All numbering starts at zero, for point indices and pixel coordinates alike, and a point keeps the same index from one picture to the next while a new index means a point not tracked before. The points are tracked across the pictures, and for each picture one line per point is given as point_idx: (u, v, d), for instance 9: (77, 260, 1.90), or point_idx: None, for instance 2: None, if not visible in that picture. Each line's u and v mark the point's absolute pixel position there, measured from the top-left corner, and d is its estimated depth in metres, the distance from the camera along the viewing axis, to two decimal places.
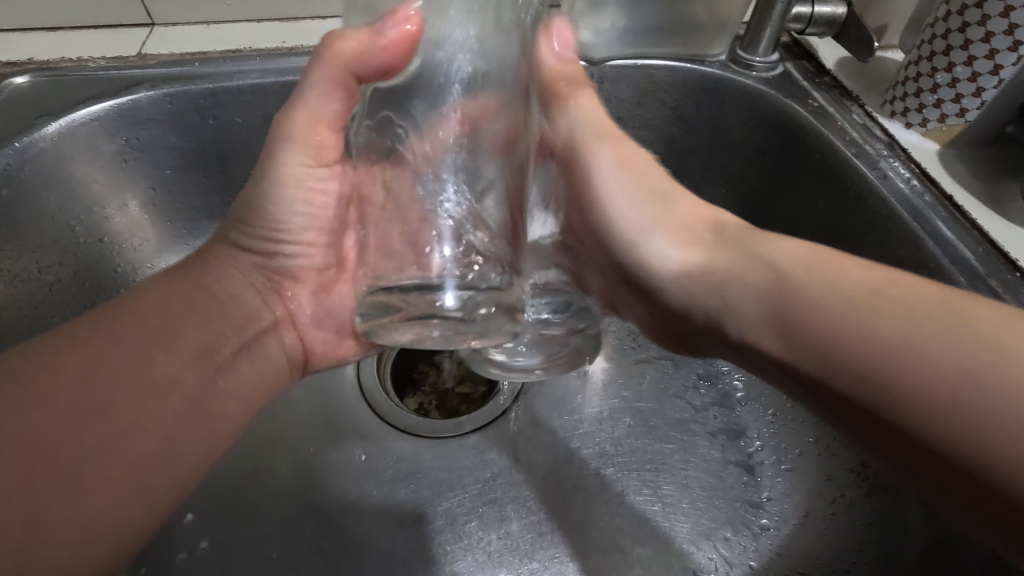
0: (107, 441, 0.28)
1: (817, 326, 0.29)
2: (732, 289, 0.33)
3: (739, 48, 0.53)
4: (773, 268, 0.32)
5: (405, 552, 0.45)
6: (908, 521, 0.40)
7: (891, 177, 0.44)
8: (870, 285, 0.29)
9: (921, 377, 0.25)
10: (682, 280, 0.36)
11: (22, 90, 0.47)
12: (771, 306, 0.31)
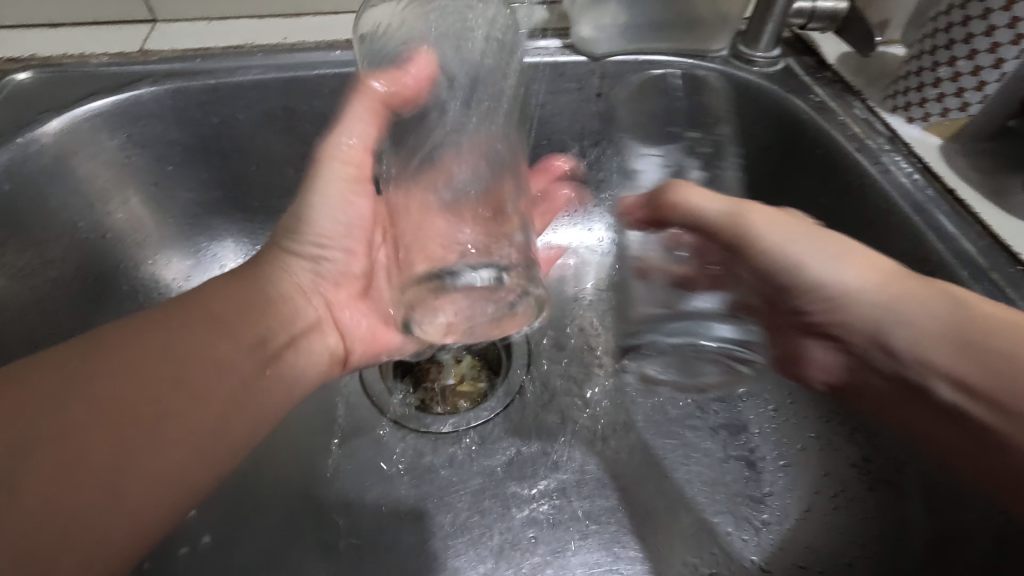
0: (173, 412, 0.33)
1: (1000, 350, 0.33)
2: (911, 311, 0.36)
3: (741, 43, 0.52)
4: (940, 296, 0.35)
5: (407, 546, 0.46)
6: (911, 517, 0.42)
7: (892, 172, 0.44)
8: (1002, 316, 0.34)
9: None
10: (851, 299, 0.37)
11: (24, 86, 0.47)
12: (944, 330, 0.35)
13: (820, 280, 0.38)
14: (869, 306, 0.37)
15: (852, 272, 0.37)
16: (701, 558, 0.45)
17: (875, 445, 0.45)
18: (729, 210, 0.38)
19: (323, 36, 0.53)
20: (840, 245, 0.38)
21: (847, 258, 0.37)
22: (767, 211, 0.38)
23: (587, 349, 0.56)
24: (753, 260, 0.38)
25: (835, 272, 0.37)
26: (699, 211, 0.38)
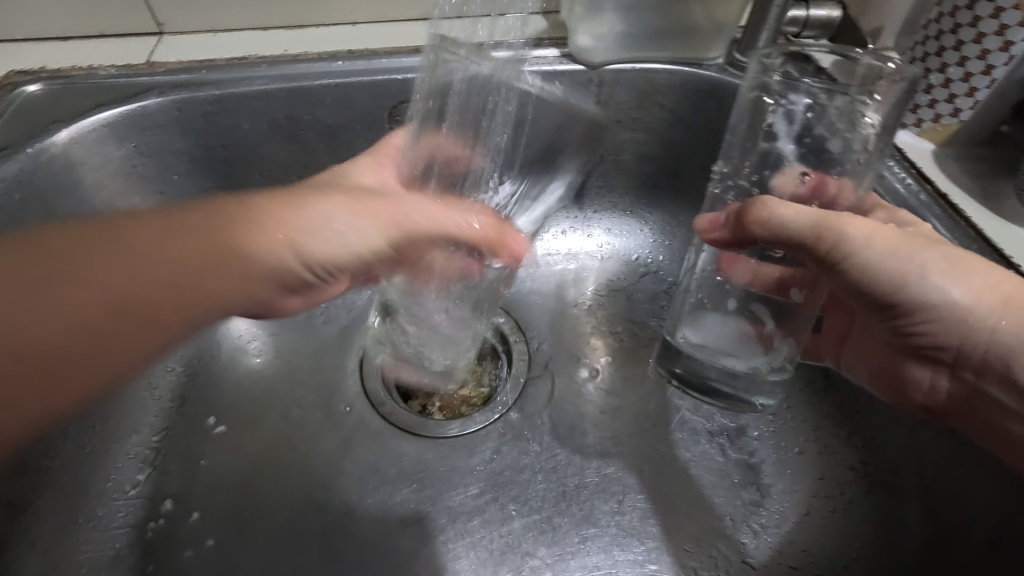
0: (39, 364, 0.30)
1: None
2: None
3: (736, 51, 0.53)
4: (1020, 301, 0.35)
5: (407, 549, 0.46)
6: (909, 518, 0.43)
7: (888, 178, 0.44)
8: None
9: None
10: (967, 318, 0.35)
11: (34, 98, 0.49)
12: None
13: (924, 293, 0.35)
14: (967, 322, 0.36)
15: (963, 289, 0.35)
16: (699, 561, 0.45)
17: (872, 447, 0.46)
18: (819, 223, 0.35)
19: (325, 48, 0.54)
20: (942, 252, 0.35)
21: (960, 272, 0.35)
22: (867, 222, 0.35)
23: (589, 353, 0.56)
24: (850, 272, 0.35)
25: (942, 286, 0.35)
26: (786, 226, 0.35)
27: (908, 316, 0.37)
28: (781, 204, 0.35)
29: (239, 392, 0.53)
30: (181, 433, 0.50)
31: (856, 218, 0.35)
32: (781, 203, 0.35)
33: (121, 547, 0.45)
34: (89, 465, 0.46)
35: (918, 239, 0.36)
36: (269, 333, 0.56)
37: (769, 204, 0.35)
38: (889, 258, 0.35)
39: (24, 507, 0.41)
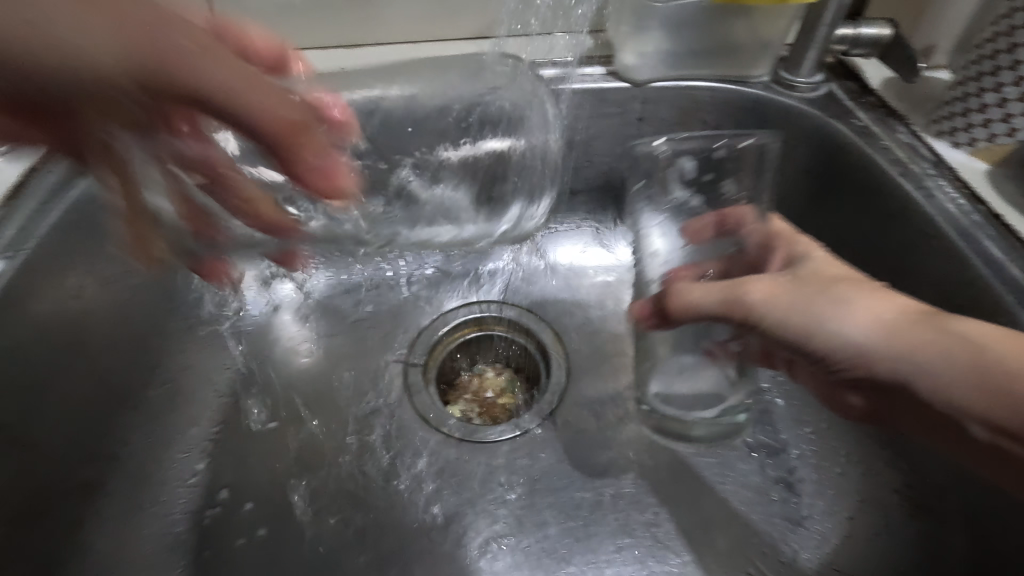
0: None
1: (996, 384, 0.31)
2: (921, 360, 0.33)
3: (783, 69, 0.54)
4: (916, 322, 0.34)
5: (447, 548, 0.47)
6: (955, 546, 0.41)
7: (937, 197, 0.44)
8: (946, 352, 0.32)
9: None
10: (876, 358, 0.34)
11: None
12: (965, 376, 0.32)
13: (833, 340, 0.35)
14: (880, 360, 0.34)
15: (860, 329, 0.34)
16: None
17: (918, 471, 0.45)
18: (726, 301, 0.37)
19: (380, 65, 0.56)
20: (827, 296, 0.35)
21: (846, 313, 0.35)
22: (763, 282, 0.37)
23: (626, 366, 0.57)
24: (769, 328, 0.36)
25: (844, 330, 0.35)
26: (696, 308, 0.38)
27: (835, 365, 0.36)
28: (689, 287, 0.39)
29: (289, 390, 0.56)
30: (232, 425, 0.53)
31: (752, 282, 0.37)
32: (687, 286, 0.39)
33: (181, 532, 0.47)
34: (154, 454, 0.50)
35: (813, 285, 0.36)
36: (318, 336, 0.59)
37: (684, 290, 0.39)
38: (798, 312, 0.35)
39: (97, 489, 0.46)
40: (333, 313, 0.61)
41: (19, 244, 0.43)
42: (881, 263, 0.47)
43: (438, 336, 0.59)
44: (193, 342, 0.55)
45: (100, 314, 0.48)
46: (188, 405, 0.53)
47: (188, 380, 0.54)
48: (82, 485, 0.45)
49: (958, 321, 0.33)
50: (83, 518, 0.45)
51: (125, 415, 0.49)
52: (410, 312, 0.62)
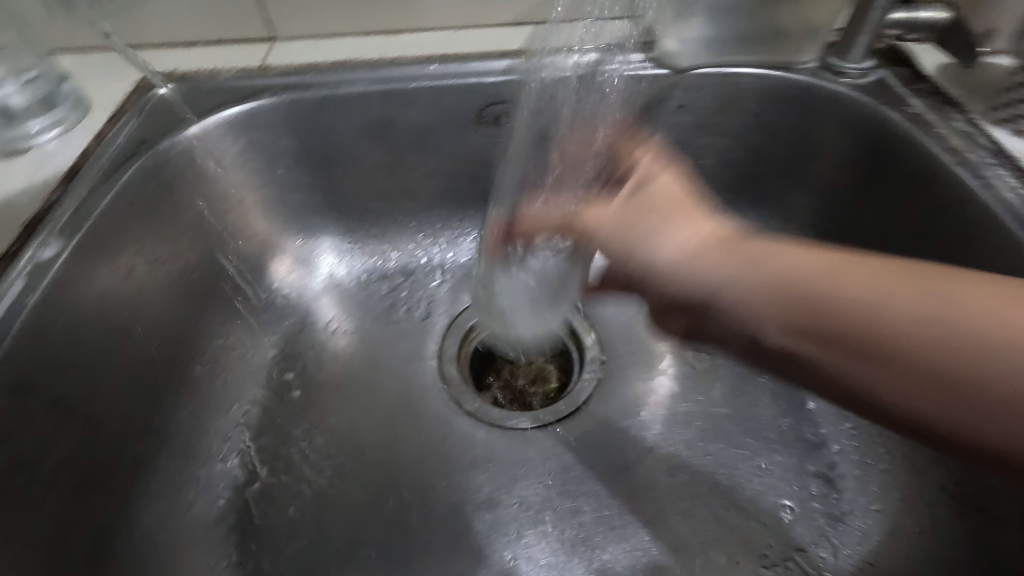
0: None
1: (805, 293, 0.29)
2: (722, 277, 0.31)
3: (832, 54, 0.52)
4: (734, 246, 0.32)
5: (480, 531, 0.48)
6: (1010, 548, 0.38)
7: (996, 187, 0.42)
8: (824, 265, 0.30)
9: (900, 324, 0.27)
10: (685, 279, 0.32)
11: (166, 98, 0.54)
12: (764, 285, 0.30)
13: (647, 266, 0.34)
14: (691, 282, 0.32)
15: (675, 251, 0.33)
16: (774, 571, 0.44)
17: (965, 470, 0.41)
18: (573, 229, 0.41)
19: (417, 52, 0.57)
20: (664, 215, 0.34)
21: (669, 234, 0.34)
22: (608, 211, 0.37)
23: (657, 359, 0.57)
24: (610, 251, 0.36)
25: (660, 250, 0.33)
26: (542, 225, 0.44)
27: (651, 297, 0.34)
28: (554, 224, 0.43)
29: (326, 370, 0.57)
30: (271, 402, 0.55)
31: (597, 213, 0.38)
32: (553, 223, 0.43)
33: (222, 508, 0.48)
34: (198, 431, 0.51)
35: (656, 205, 0.35)
36: (353, 319, 0.61)
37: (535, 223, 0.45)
38: (620, 238, 0.35)
39: (148, 464, 0.47)
40: (368, 296, 0.62)
41: (75, 225, 0.44)
42: (931, 255, 0.47)
43: (472, 322, 0.60)
44: (233, 322, 0.57)
45: (151, 295, 0.49)
46: (227, 385, 0.54)
47: (228, 360, 0.55)
48: (133, 459, 0.46)
49: (763, 243, 0.32)
50: (134, 491, 0.45)
51: (171, 393, 0.50)
52: (441, 298, 0.62)
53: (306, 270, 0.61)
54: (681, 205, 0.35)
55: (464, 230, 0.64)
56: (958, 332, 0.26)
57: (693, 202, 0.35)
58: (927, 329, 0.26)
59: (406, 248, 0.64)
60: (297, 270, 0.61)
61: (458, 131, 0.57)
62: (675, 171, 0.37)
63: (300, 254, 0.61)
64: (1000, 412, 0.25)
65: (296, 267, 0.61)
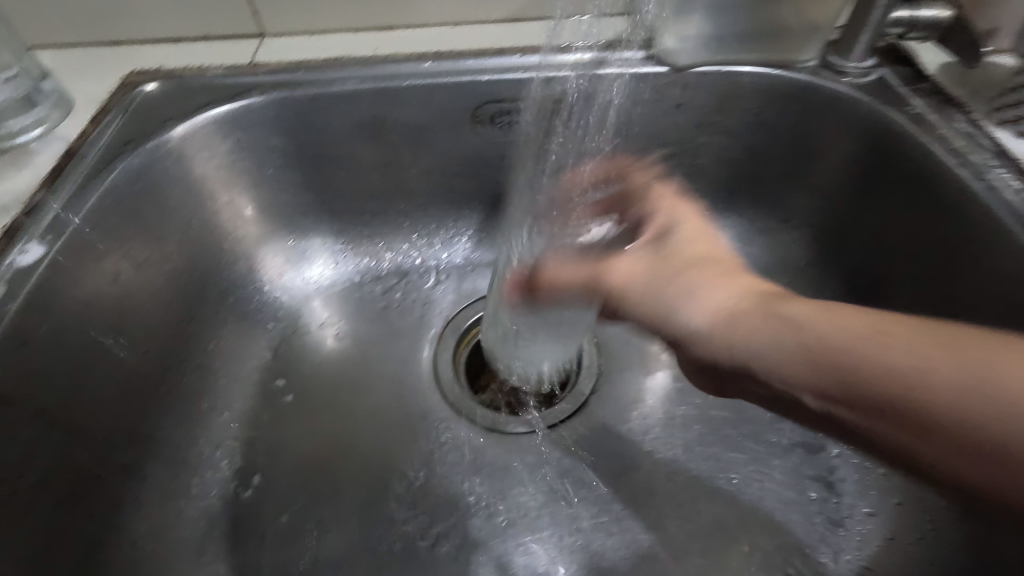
0: None
1: (842, 359, 0.28)
2: (755, 346, 0.31)
3: (831, 54, 0.52)
4: (767, 310, 0.32)
5: (477, 538, 0.47)
6: (1012, 554, 0.37)
7: (999, 189, 0.42)
8: (859, 330, 0.29)
9: (938, 390, 0.26)
10: (719, 345, 0.33)
11: (152, 97, 0.53)
12: (798, 354, 0.30)
13: (674, 327, 0.34)
14: (723, 347, 0.32)
15: (699, 316, 0.33)
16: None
17: None
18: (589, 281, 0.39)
19: (411, 49, 0.55)
20: (690, 273, 0.34)
21: (693, 296, 0.34)
22: (626, 263, 0.37)
23: (654, 361, 0.56)
24: (632, 313, 0.36)
25: (684, 314, 0.34)
26: (564, 285, 0.40)
27: (694, 357, 0.35)
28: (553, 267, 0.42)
29: (320, 374, 0.56)
30: (263, 408, 0.54)
31: (618, 264, 0.37)
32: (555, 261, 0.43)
33: (213, 517, 0.47)
34: (188, 438, 0.50)
35: (673, 266, 0.35)
36: (346, 322, 0.60)
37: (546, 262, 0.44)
38: (647, 300, 0.35)
39: (136, 473, 0.46)
40: (361, 299, 0.61)
41: (57, 229, 0.43)
42: (931, 256, 0.46)
43: (467, 325, 0.60)
44: (223, 326, 0.55)
45: (139, 300, 0.48)
46: (217, 391, 0.53)
47: (218, 366, 0.54)
48: (121, 468, 0.45)
49: (799, 304, 0.31)
50: (123, 501, 0.44)
51: (159, 399, 0.49)
52: (436, 299, 0.61)
53: (296, 259, 0.60)
54: (712, 263, 0.35)
55: (458, 231, 0.63)
56: (998, 391, 0.25)
57: (721, 261, 0.35)
58: (968, 390, 0.25)
59: (399, 249, 0.63)
60: (288, 259, 0.60)
61: (452, 131, 0.56)
62: (690, 221, 0.38)
63: (288, 241, 0.60)
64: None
65: (286, 259, 0.60)
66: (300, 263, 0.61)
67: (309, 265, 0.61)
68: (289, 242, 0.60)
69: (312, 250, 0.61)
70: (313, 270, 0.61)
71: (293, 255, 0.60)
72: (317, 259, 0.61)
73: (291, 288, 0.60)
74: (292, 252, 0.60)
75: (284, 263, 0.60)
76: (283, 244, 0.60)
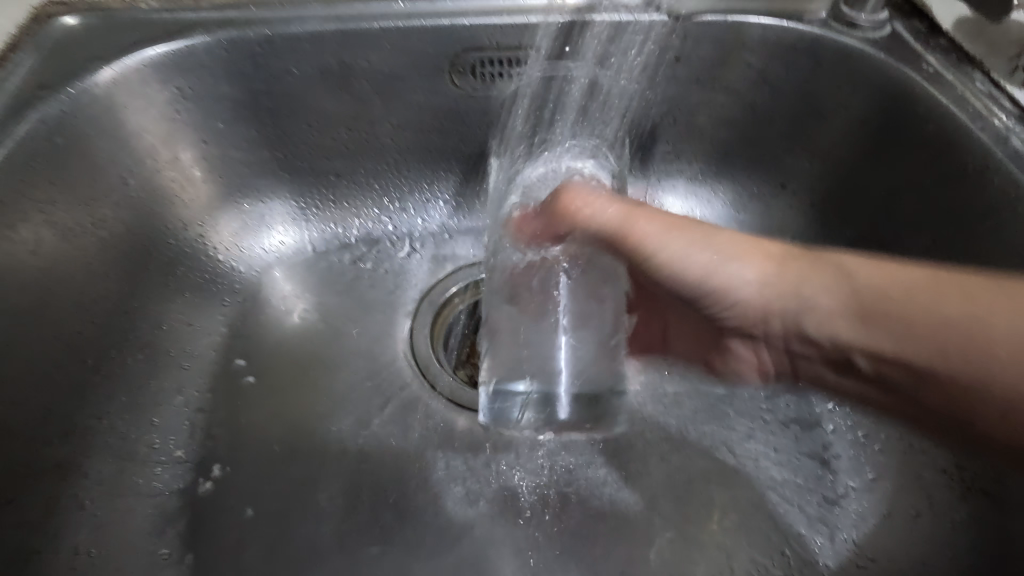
0: None
1: (897, 312, 0.33)
2: (806, 297, 0.36)
3: (843, 4, 0.48)
4: (872, 292, 0.34)
5: (461, 527, 0.44)
6: (1018, 533, 0.37)
7: (1022, 154, 0.39)
8: (925, 283, 0.33)
9: (1001, 347, 0.30)
10: (770, 296, 0.38)
11: (73, 32, 0.45)
12: (848, 305, 0.35)
13: (727, 282, 0.38)
14: (766, 301, 0.38)
15: (753, 271, 0.37)
16: (768, 555, 0.43)
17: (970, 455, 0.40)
18: (617, 220, 0.41)
19: None
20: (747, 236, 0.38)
21: (750, 253, 0.38)
22: (657, 216, 0.40)
23: None
24: (676, 275, 0.40)
25: (741, 270, 0.38)
26: (589, 221, 0.41)
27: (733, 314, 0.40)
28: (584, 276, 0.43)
29: (285, 352, 0.51)
30: (221, 391, 0.48)
31: (648, 215, 0.40)
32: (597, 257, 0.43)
33: (168, 513, 0.43)
34: (135, 427, 0.45)
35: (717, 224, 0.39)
36: (314, 296, 0.54)
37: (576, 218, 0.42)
38: (714, 257, 0.38)
39: (74, 469, 0.40)
40: (328, 269, 0.56)
41: None
42: (945, 227, 0.44)
43: (448, 295, 0.56)
44: (173, 301, 0.49)
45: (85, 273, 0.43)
46: (166, 374, 0.47)
47: (169, 346, 0.48)
48: (55, 466, 0.39)
49: (867, 269, 0.34)
50: (58, 502, 0.39)
51: (98, 385, 0.43)
52: (411, 269, 0.57)
53: (247, 221, 0.54)
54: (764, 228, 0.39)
55: (435, 195, 0.57)
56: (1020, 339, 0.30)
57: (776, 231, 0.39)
58: (993, 345, 0.30)
59: (369, 215, 0.57)
60: (236, 220, 0.53)
61: (428, 81, 0.50)
62: None
63: (240, 203, 0.53)
64: (1004, 422, 0.30)
65: (232, 220, 0.53)
66: (253, 230, 0.54)
67: (253, 231, 0.54)
68: (244, 204, 0.53)
69: (264, 208, 0.54)
70: (277, 240, 0.55)
71: (237, 212, 0.53)
72: (274, 220, 0.55)
73: (241, 256, 0.54)
74: (246, 219, 0.54)
75: (229, 225, 0.53)
76: (232, 199, 0.53)
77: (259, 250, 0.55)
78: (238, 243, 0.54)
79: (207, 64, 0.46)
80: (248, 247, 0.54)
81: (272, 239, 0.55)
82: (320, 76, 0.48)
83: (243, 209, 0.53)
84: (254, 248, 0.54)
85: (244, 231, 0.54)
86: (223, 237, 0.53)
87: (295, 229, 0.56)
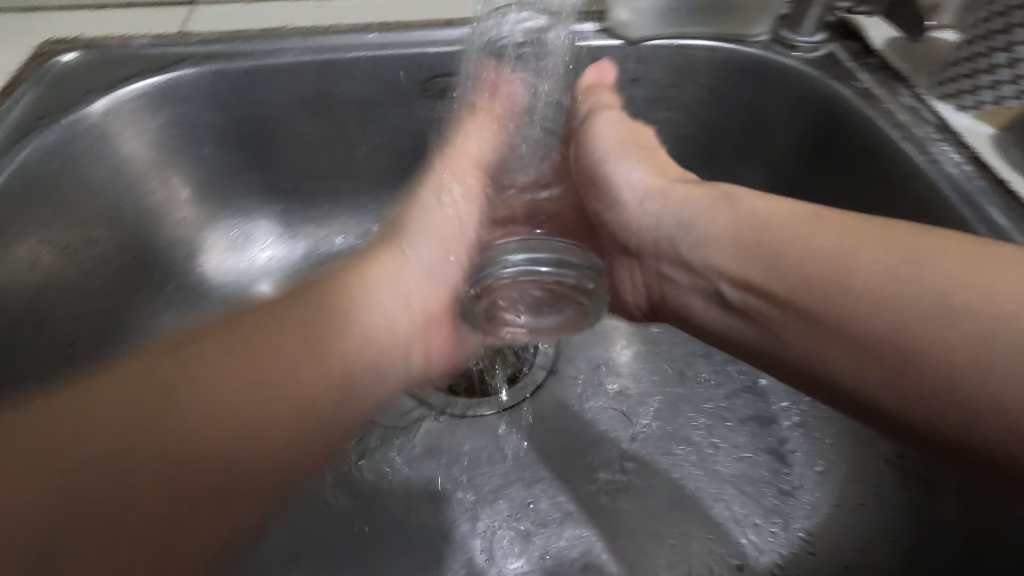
0: None
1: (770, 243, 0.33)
2: (686, 214, 0.39)
3: (783, 28, 0.51)
4: (753, 222, 0.35)
5: (432, 527, 0.46)
6: (947, 515, 0.40)
7: (941, 162, 0.43)
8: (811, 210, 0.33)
9: (861, 281, 0.29)
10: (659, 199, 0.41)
11: (70, 67, 0.49)
12: (730, 237, 0.35)
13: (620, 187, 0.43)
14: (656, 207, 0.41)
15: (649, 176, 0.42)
16: (723, 547, 0.45)
17: None
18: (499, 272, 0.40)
19: (356, 20, 0.53)
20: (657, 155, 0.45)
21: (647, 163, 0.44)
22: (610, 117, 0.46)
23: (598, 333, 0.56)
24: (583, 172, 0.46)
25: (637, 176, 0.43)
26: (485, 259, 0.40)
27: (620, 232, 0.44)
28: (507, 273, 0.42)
29: None
30: None
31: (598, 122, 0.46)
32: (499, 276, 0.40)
33: None
34: None
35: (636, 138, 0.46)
36: None
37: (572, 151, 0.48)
38: (617, 150, 0.44)
39: None
40: None
41: None
42: None
43: None
44: (161, 316, 0.53)
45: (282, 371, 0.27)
46: None
47: None
48: None
49: (753, 197, 0.36)
50: None
51: None
52: None
53: (234, 239, 0.57)
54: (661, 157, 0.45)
55: None
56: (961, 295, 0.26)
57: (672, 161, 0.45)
58: (907, 302, 0.27)
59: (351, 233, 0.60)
60: (225, 238, 0.57)
61: (401, 105, 0.53)
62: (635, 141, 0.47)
63: (225, 221, 0.56)
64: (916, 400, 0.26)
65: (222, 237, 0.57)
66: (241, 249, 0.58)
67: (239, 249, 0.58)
68: (230, 224, 0.57)
69: (251, 227, 0.58)
70: (264, 258, 0.59)
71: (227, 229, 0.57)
72: (260, 239, 0.59)
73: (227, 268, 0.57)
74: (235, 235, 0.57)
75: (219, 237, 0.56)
76: (220, 220, 0.56)
77: (244, 267, 0.58)
78: (225, 256, 0.57)
79: (194, 93, 0.49)
80: (234, 262, 0.58)
81: (258, 258, 0.59)
82: (302, 103, 0.52)
83: (229, 229, 0.57)
84: (239, 266, 0.58)
85: (231, 248, 0.57)
86: (209, 248, 0.56)
87: (280, 247, 0.59)
